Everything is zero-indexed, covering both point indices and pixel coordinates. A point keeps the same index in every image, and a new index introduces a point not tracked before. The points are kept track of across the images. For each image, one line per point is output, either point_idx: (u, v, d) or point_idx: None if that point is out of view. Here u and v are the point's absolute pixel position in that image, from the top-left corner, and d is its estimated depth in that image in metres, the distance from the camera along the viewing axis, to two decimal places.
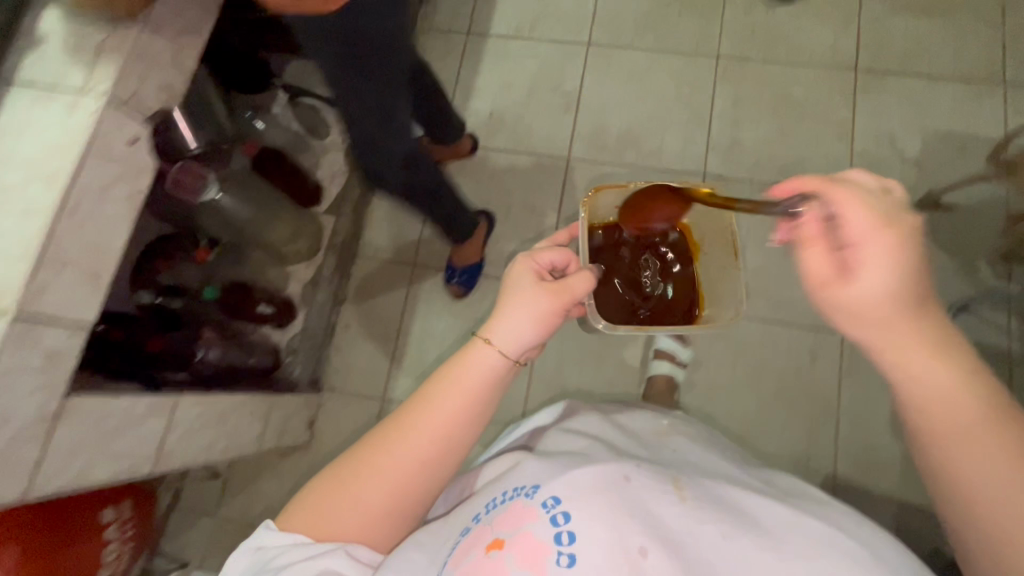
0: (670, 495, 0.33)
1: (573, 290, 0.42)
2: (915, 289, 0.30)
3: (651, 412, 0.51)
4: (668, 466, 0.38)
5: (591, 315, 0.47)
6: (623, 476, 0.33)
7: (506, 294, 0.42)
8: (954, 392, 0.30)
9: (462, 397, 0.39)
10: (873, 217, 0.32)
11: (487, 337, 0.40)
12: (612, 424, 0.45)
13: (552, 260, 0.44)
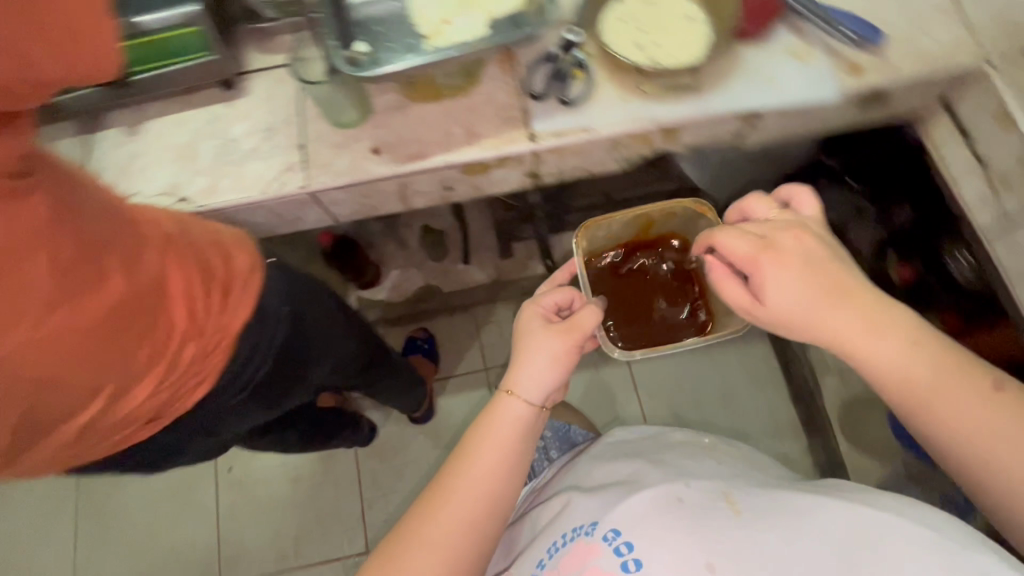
0: (728, 511, 0.51)
1: (580, 324, 0.61)
2: (830, 288, 0.52)
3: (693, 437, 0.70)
4: (707, 493, 0.54)
5: (605, 343, 0.72)
6: (676, 497, 0.53)
7: (523, 339, 0.62)
8: (930, 384, 0.51)
9: (495, 447, 0.58)
10: (793, 287, 0.52)
11: (508, 389, 0.60)
12: (666, 471, 0.59)
13: (555, 301, 0.64)
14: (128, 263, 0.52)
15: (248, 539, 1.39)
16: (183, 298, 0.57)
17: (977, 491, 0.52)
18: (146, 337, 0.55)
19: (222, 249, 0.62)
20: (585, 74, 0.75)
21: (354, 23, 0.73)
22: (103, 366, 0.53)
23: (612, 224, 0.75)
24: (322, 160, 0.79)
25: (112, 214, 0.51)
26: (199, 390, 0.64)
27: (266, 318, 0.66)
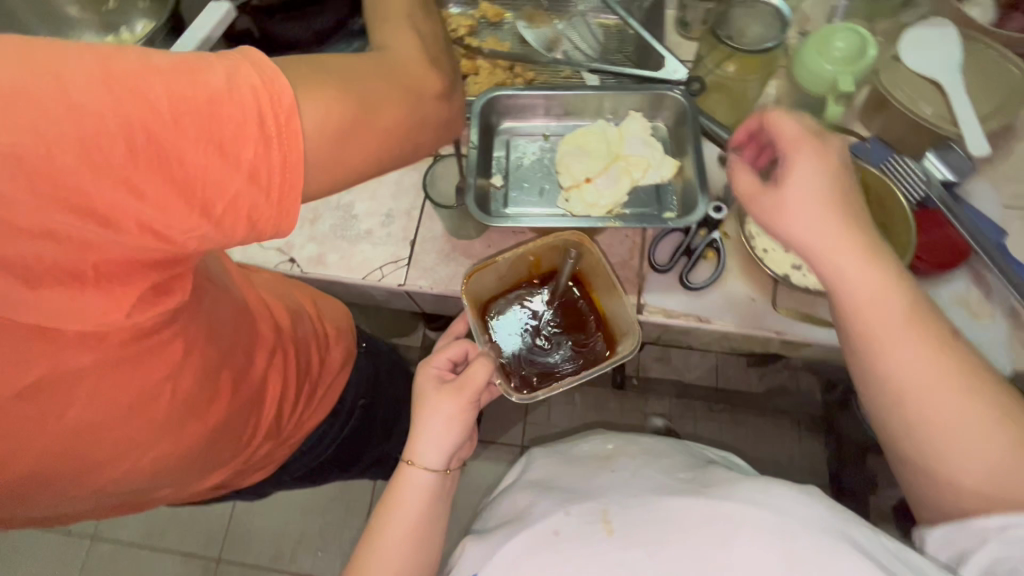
0: (595, 527, 0.53)
1: (475, 377, 0.58)
2: (831, 199, 0.51)
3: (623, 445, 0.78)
4: (583, 514, 0.55)
5: (505, 390, 0.63)
6: (555, 526, 0.55)
7: (420, 404, 0.60)
8: (900, 351, 0.49)
9: (409, 498, 0.58)
10: (807, 209, 0.51)
11: (410, 458, 0.58)
12: (562, 496, 0.63)
13: (449, 359, 0.63)
14: (251, 367, 0.56)
15: (259, 545, 1.45)
16: (283, 396, 0.62)
17: (901, 439, 0.51)
18: (246, 436, 0.59)
19: (320, 340, 0.68)
20: (717, 257, 0.77)
21: (500, 159, 0.81)
22: (204, 465, 0.56)
23: (496, 269, 0.70)
24: (429, 260, 0.83)
25: (246, 322, 0.55)
26: (264, 470, 0.68)
27: (341, 409, 0.74)
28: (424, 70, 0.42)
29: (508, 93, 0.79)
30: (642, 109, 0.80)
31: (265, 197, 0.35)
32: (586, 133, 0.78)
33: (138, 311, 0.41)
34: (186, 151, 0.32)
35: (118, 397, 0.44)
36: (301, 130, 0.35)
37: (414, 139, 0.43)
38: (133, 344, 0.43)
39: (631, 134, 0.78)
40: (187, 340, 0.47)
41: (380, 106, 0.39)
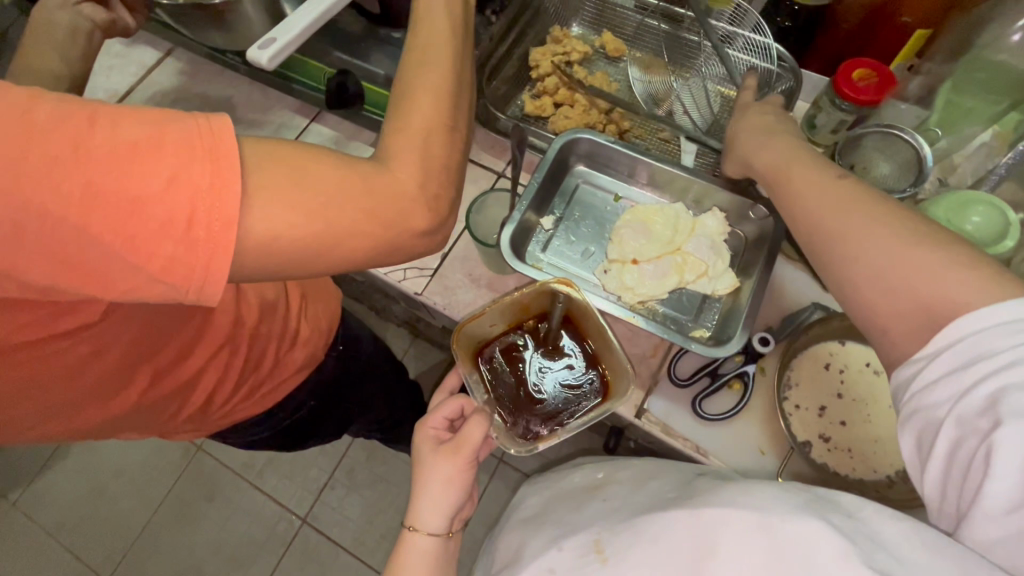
0: (591, 562, 0.44)
1: (470, 435, 0.51)
2: (776, 136, 0.58)
3: (609, 466, 0.68)
4: (578, 551, 0.46)
5: (502, 441, 0.58)
6: (549, 567, 0.47)
7: (420, 465, 0.52)
8: (845, 232, 0.44)
9: (413, 569, 0.49)
10: (745, 116, 0.64)
11: (412, 525, 0.50)
12: (569, 524, 0.54)
13: (446, 418, 0.55)
14: (183, 363, 0.58)
15: (234, 453, 1.52)
16: (217, 388, 0.63)
17: (845, 300, 0.45)
18: (165, 416, 0.61)
19: (284, 339, 0.68)
20: (743, 391, 0.70)
21: (560, 199, 0.74)
22: (117, 428, 0.59)
23: (488, 316, 0.63)
24: (455, 278, 0.81)
25: (196, 324, 0.56)
26: (193, 433, 0.71)
27: (285, 405, 0.75)
28: (417, 201, 0.41)
29: (594, 138, 0.72)
30: (727, 210, 0.71)
31: (176, 288, 0.34)
32: (656, 210, 0.70)
33: (51, 325, 0.42)
34: (96, 241, 0.31)
35: (22, 386, 0.45)
36: (232, 242, 0.33)
37: (381, 255, 0.41)
38: (43, 351, 0.43)
39: (703, 231, 0.69)
40: (109, 345, 0.48)
41: (345, 233, 0.37)
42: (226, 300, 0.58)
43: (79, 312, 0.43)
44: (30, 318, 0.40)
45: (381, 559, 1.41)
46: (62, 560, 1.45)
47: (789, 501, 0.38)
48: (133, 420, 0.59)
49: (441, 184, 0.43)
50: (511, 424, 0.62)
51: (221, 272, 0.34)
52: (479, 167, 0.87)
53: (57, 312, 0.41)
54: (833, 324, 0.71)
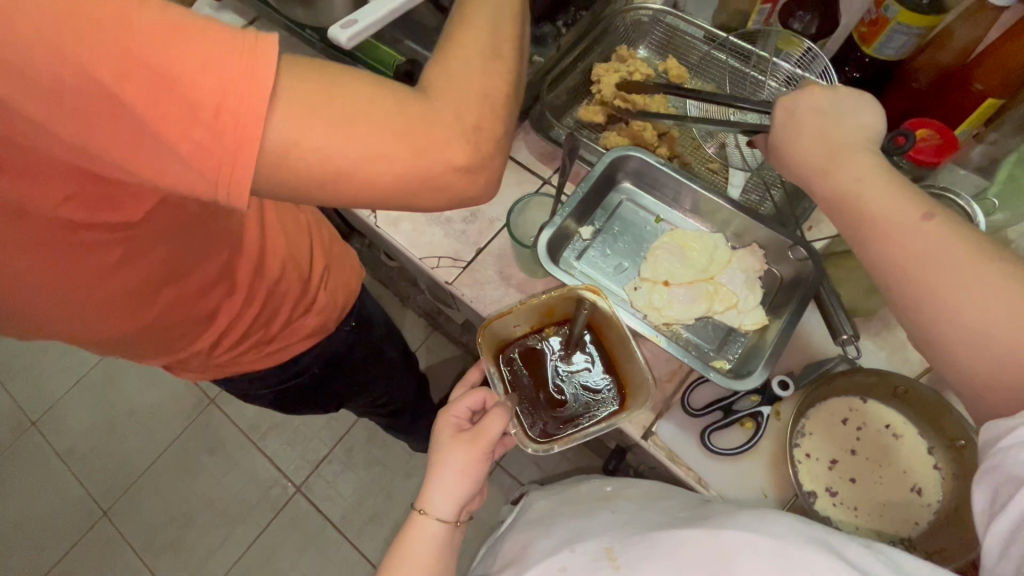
0: (604, 566, 0.45)
1: (490, 427, 0.52)
2: (836, 146, 0.51)
3: (619, 481, 0.69)
4: (590, 551, 0.48)
5: (520, 439, 0.59)
6: (559, 565, 0.48)
7: (436, 452, 0.53)
8: (926, 284, 0.45)
9: (419, 551, 0.50)
10: (808, 123, 0.53)
11: (422, 508, 0.51)
12: (580, 525, 0.56)
13: (469, 408, 0.56)
14: (204, 297, 0.59)
15: (243, 411, 1.57)
16: (229, 330, 0.65)
17: (933, 350, 0.46)
18: (176, 346, 0.62)
19: (301, 300, 0.71)
20: (754, 431, 0.69)
21: (601, 212, 0.75)
22: (127, 350, 0.60)
23: (512, 316, 0.64)
24: (485, 274, 0.83)
25: (224, 258, 0.58)
26: (194, 374, 0.72)
27: (290, 366, 0.77)
28: (453, 136, 0.42)
29: (645, 158, 0.72)
30: (765, 248, 0.71)
31: (204, 172, 0.36)
32: (695, 236, 0.71)
33: (96, 214, 0.43)
34: (138, 108, 0.33)
35: (51, 277, 0.46)
36: (259, 139, 0.35)
37: (408, 193, 0.42)
38: (80, 244, 0.44)
39: (739, 264, 0.69)
40: (142, 256, 0.49)
41: (371, 156, 0.38)
42: (254, 241, 0.61)
43: (124, 209, 0.44)
44: (81, 193, 0.41)
45: (365, 540, 1.42)
46: (66, 485, 1.51)
47: (802, 530, 0.40)
48: (143, 343, 0.59)
49: (484, 120, 0.44)
50: (528, 425, 0.63)
51: (248, 171, 0.36)
52: (527, 172, 0.89)
53: (103, 203, 0.42)
54: (857, 379, 0.69)
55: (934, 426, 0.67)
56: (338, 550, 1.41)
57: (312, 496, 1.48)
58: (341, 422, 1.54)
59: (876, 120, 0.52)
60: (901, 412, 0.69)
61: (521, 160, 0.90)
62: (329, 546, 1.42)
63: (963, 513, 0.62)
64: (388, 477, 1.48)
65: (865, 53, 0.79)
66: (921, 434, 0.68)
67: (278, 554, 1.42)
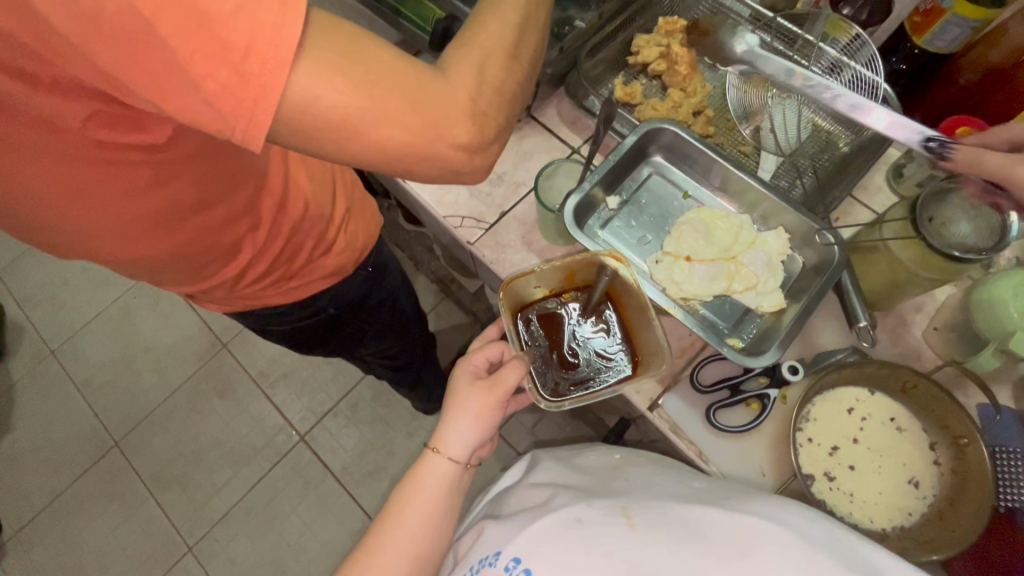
0: (623, 522, 0.47)
1: (507, 377, 0.54)
2: None
3: (624, 449, 0.71)
4: (605, 507, 0.50)
5: (534, 394, 0.61)
6: (574, 514, 0.50)
7: (451, 399, 0.55)
8: None
9: (427, 489, 0.52)
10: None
11: (434, 447, 0.53)
12: (590, 488, 0.58)
13: (487, 359, 0.58)
14: (229, 229, 0.59)
15: (255, 358, 1.61)
16: (249, 267, 0.65)
17: None
18: (201, 275, 0.63)
19: (321, 242, 0.70)
20: (760, 411, 0.70)
21: (629, 183, 0.75)
22: (152, 275, 0.61)
23: (534, 277, 0.65)
24: (506, 239, 0.83)
25: (249, 191, 0.58)
26: (219, 305, 0.73)
27: (307, 304, 0.76)
28: (462, 117, 0.44)
29: (678, 132, 0.72)
30: (791, 233, 0.71)
31: (225, 119, 0.36)
32: (722, 215, 0.71)
33: (125, 135, 0.43)
34: (163, 47, 0.32)
35: (83, 188, 0.47)
36: (282, 84, 0.35)
37: (409, 160, 0.44)
38: (111, 159, 0.45)
39: (763, 247, 0.70)
40: (170, 179, 0.49)
41: (383, 119, 0.39)
42: (276, 178, 0.60)
43: (148, 132, 0.44)
44: (108, 113, 0.41)
45: (363, 493, 1.47)
46: (81, 414, 1.56)
47: (802, 519, 0.47)
48: (165, 270, 0.60)
49: (491, 108, 0.47)
50: (543, 383, 0.64)
51: (268, 115, 0.36)
52: (556, 139, 0.89)
53: (127, 125, 0.42)
54: (868, 370, 0.69)
55: (938, 423, 0.68)
56: (337, 499, 1.46)
57: (317, 446, 1.52)
58: (349, 378, 1.58)
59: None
60: (907, 408, 0.70)
61: (551, 127, 0.89)
62: (329, 495, 1.47)
63: (957, 508, 0.63)
64: (391, 435, 1.52)
65: (914, 44, 0.78)
66: (924, 429, 0.69)
67: (279, 498, 1.47)
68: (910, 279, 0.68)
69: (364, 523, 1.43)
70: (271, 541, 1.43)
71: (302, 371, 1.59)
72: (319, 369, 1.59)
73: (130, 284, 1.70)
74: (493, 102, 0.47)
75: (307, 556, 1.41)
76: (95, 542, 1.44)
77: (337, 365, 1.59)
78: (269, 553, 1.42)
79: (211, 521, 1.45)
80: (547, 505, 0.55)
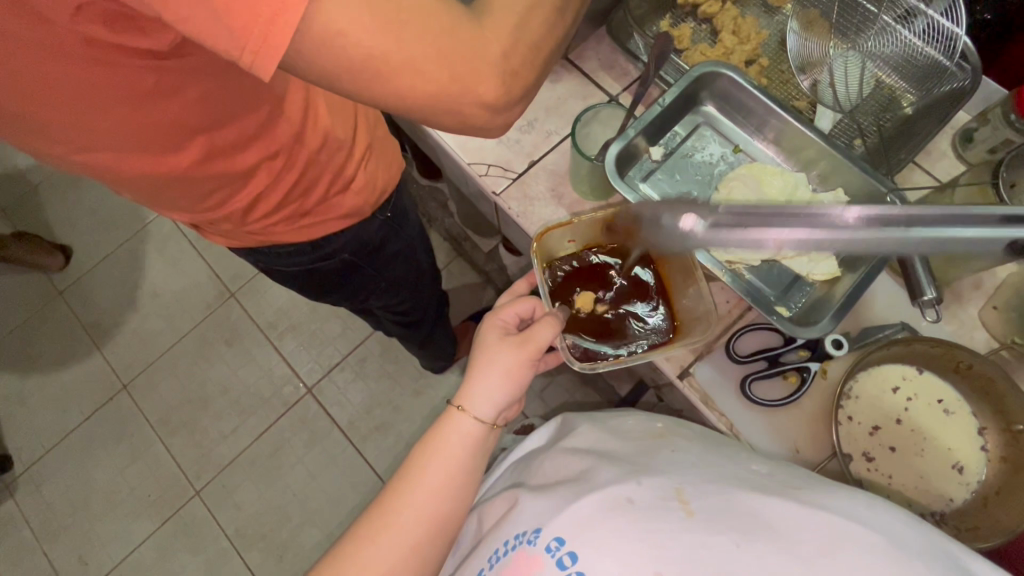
0: (681, 509, 0.44)
1: (539, 335, 0.50)
2: None
3: (652, 416, 0.68)
4: (658, 487, 0.47)
5: (567, 357, 0.57)
6: (625, 495, 0.46)
7: (478, 354, 0.51)
8: None
9: (451, 449, 0.49)
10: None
11: (459, 405, 0.49)
12: (633, 461, 0.55)
13: (517, 315, 0.53)
14: (237, 154, 0.54)
15: (264, 308, 1.58)
16: (260, 199, 0.60)
17: None
18: (207, 203, 0.58)
19: (337, 180, 0.64)
20: (797, 386, 0.66)
21: (674, 134, 0.69)
22: (155, 198, 0.56)
23: (570, 228, 0.61)
24: (534, 191, 0.78)
25: (261, 114, 0.52)
26: (226, 239, 0.68)
27: (318, 247, 0.71)
28: (492, 73, 0.38)
29: (736, 78, 0.65)
30: (852, 196, 0.65)
31: (234, 41, 0.31)
32: (776, 172, 0.65)
33: (124, 36, 0.38)
34: None
35: (72, 94, 0.41)
36: (303, 7, 0.29)
37: (426, 111, 0.38)
38: (105, 61, 0.39)
39: (819, 209, 0.64)
40: (173, 91, 0.44)
41: (408, 64, 0.34)
42: (295, 103, 0.55)
43: (147, 37, 0.38)
44: (102, 13, 0.35)
45: (369, 447, 1.46)
46: (88, 356, 1.55)
47: (879, 515, 0.43)
48: (169, 193, 0.55)
49: (524, 64, 0.41)
50: (575, 345, 0.60)
51: (282, 43, 0.30)
52: (593, 85, 0.81)
53: (125, 26, 0.37)
54: (919, 347, 0.65)
55: (993, 408, 0.63)
56: (343, 452, 1.46)
57: (324, 399, 1.50)
58: (358, 332, 1.55)
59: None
60: (958, 389, 0.66)
61: (588, 71, 0.82)
62: (335, 447, 1.46)
63: (1004, 497, 0.60)
64: (399, 392, 1.50)
65: None
66: (974, 413, 0.65)
67: (285, 447, 1.47)
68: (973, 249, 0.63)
69: (369, 477, 1.43)
70: (277, 489, 1.44)
71: (311, 323, 1.57)
72: (329, 321, 1.57)
73: (137, 225, 1.66)
74: (543, 21, 0.41)
75: (312, 506, 1.42)
76: (104, 480, 1.46)
77: (347, 318, 1.56)
78: (274, 500, 1.43)
79: (217, 466, 1.46)
80: (591, 479, 0.52)
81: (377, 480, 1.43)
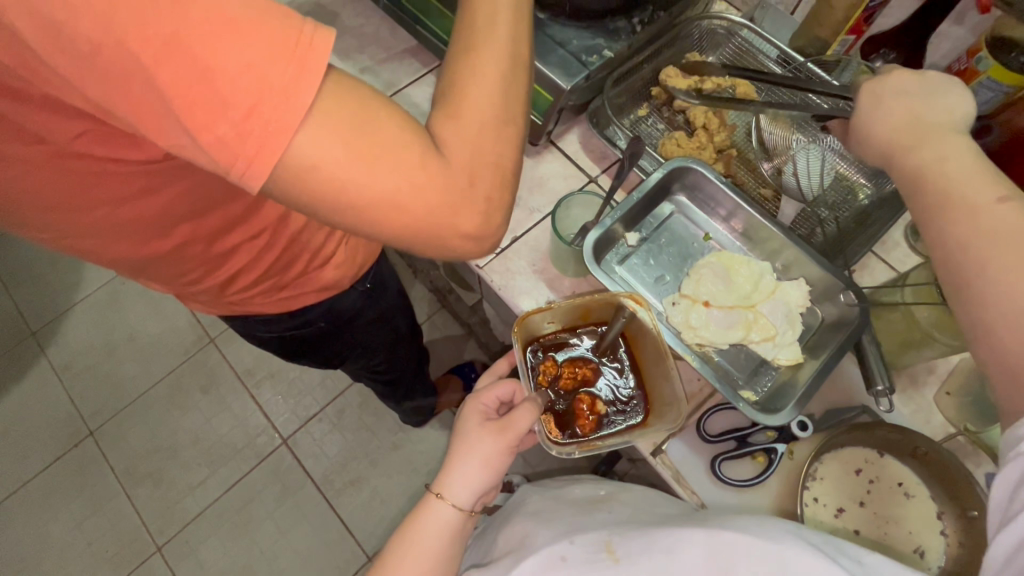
0: (605, 560, 0.46)
1: (519, 422, 0.51)
2: None
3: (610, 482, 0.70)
4: (589, 542, 0.50)
5: (545, 440, 0.59)
6: (559, 555, 0.49)
7: (461, 439, 0.52)
8: None
9: (424, 538, 0.49)
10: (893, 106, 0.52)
11: (438, 492, 0.50)
12: (582, 520, 0.57)
13: (497, 398, 0.55)
14: (223, 235, 0.56)
15: (243, 355, 1.57)
16: (241, 273, 0.62)
17: None
18: (186, 279, 0.60)
19: (319, 255, 0.66)
20: (765, 466, 0.68)
21: (651, 220, 0.74)
22: (137, 273, 0.58)
23: (549, 312, 0.63)
24: (515, 266, 0.81)
25: (246, 203, 0.54)
26: (205, 307, 0.69)
27: (297, 316, 0.72)
28: (471, 208, 0.41)
29: (705, 173, 0.70)
30: (813, 286, 0.70)
31: (222, 164, 0.33)
32: (742, 261, 0.70)
33: (116, 152, 0.40)
34: (162, 94, 0.30)
35: (64, 196, 0.44)
36: (277, 155, 0.33)
37: (404, 239, 0.40)
38: (99, 171, 0.42)
39: (783, 297, 0.68)
40: (164, 186, 0.46)
41: (387, 196, 0.36)
42: None
43: (141, 151, 0.41)
44: (99, 132, 0.38)
45: (342, 502, 1.42)
46: (56, 400, 1.51)
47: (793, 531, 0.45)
48: (151, 270, 0.57)
49: (499, 173, 0.43)
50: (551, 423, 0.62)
51: (259, 173, 0.33)
52: (574, 166, 0.87)
53: (122, 141, 0.40)
54: (879, 433, 0.67)
55: (948, 493, 0.66)
56: (315, 507, 1.42)
57: (297, 451, 1.47)
58: (337, 383, 1.54)
59: (971, 105, 0.50)
60: (917, 473, 0.68)
61: (570, 153, 0.88)
62: (306, 503, 1.42)
63: None
64: (375, 446, 1.48)
65: None
66: (933, 498, 0.67)
67: (254, 502, 1.42)
68: (924, 339, 0.68)
69: (341, 535, 1.39)
70: (243, 545, 1.38)
71: (290, 372, 1.55)
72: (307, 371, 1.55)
73: None
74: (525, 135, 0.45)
75: (278, 565, 1.37)
76: (59, 534, 1.39)
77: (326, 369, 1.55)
78: (240, 558, 1.37)
79: (183, 521, 1.40)
80: (535, 543, 0.54)
81: (349, 538, 1.39)
